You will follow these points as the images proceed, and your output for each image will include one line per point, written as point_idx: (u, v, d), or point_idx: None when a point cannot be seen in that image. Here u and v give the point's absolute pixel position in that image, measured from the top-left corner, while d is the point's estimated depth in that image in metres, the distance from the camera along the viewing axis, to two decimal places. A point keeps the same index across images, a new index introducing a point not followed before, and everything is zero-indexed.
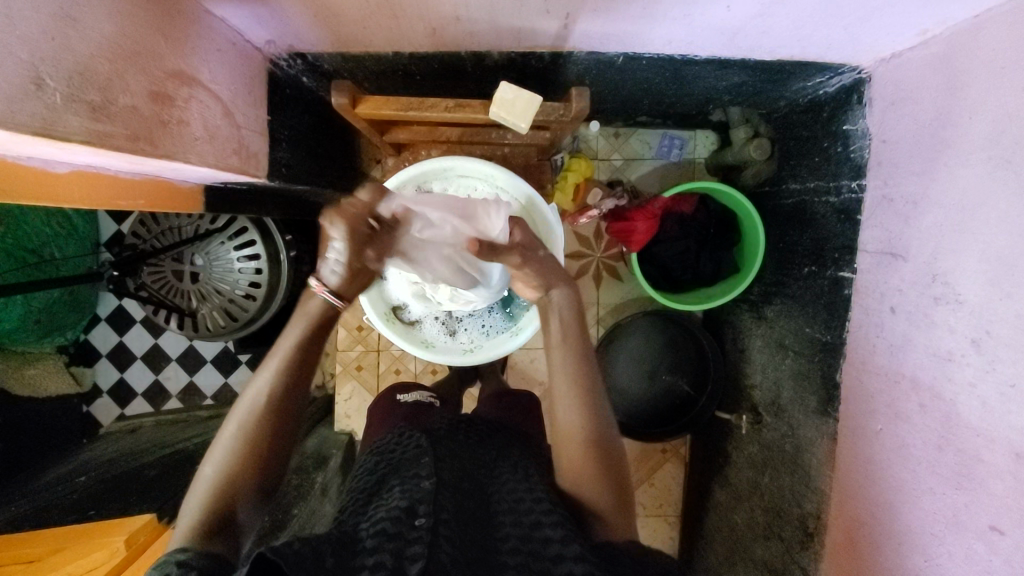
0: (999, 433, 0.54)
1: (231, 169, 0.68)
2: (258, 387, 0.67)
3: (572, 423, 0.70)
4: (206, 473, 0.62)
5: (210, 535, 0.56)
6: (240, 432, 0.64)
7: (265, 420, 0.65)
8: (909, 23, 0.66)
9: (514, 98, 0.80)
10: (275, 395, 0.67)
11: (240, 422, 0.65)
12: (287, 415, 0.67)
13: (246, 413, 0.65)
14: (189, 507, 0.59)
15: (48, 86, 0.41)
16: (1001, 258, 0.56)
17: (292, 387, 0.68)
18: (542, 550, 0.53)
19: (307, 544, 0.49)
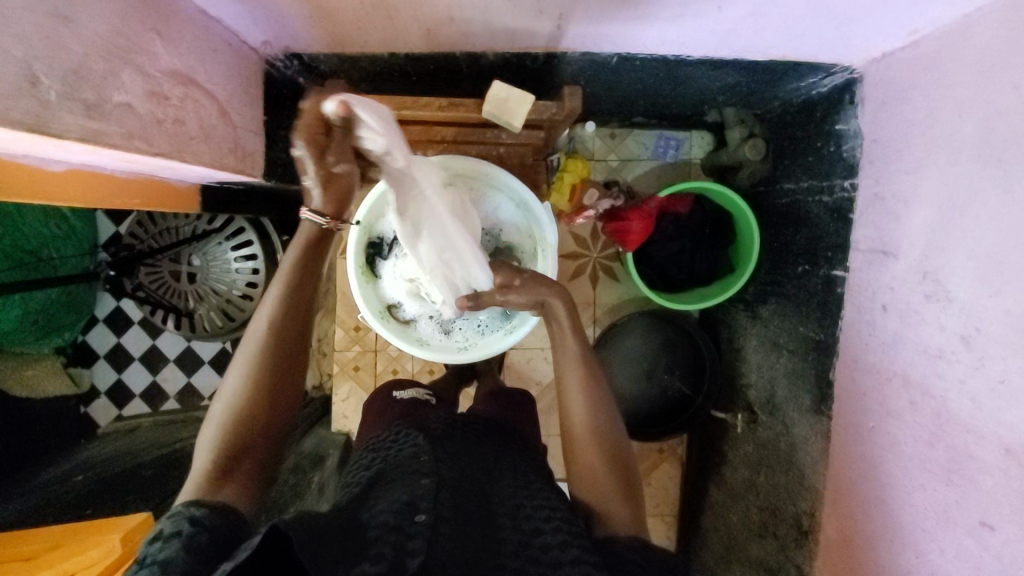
0: (989, 429, 0.55)
1: (226, 168, 0.69)
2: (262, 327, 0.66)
3: (582, 427, 0.74)
4: (214, 421, 0.62)
5: (222, 480, 0.57)
6: (244, 378, 0.64)
7: (267, 366, 0.64)
8: (899, 23, 0.66)
9: (506, 97, 0.81)
10: (277, 340, 0.65)
11: (246, 370, 0.64)
12: (289, 360, 0.66)
13: (249, 360, 0.64)
14: (200, 455, 0.60)
15: (42, 84, 0.41)
16: (990, 255, 0.56)
17: (291, 322, 0.67)
18: (541, 556, 0.54)
19: (307, 527, 0.48)
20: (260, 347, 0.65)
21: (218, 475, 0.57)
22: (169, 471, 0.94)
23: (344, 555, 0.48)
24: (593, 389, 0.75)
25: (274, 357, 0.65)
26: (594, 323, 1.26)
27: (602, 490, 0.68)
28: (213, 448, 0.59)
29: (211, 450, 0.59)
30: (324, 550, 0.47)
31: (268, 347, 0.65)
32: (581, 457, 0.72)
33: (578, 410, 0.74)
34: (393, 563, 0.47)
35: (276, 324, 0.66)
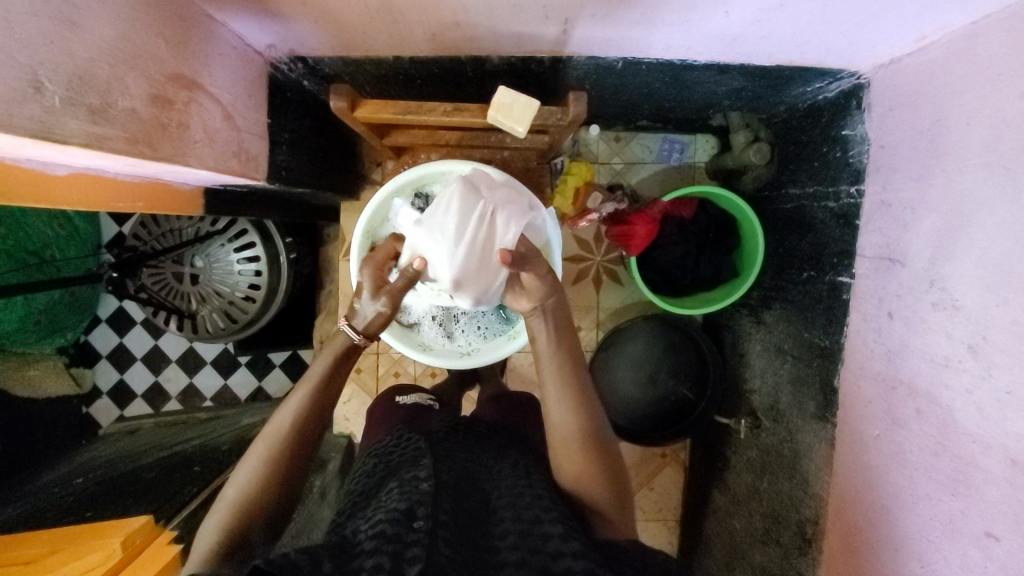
0: (995, 440, 0.54)
1: (231, 172, 0.69)
2: (287, 419, 0.69)
3: (567, 424, 0.72)
4: (222, 503, 0.62)
5: (228, 559, 0.57)
6: (257, 463, 0.65)
7: (283, 453, 0.66)
8: (907, 29, 0.66)
9: (512, 102, 0.79)
10: (295, 432, 0.68)
11: (260, 456, 0.66)
12: (304, 450, 0.68)
13: (265, 447, 0.66)
14: (203, 537, 0.60)
15: (45, 89, 0.41)
16: (998, 264, 0.56)
17: (316, 415, 0.71)
18: (542, 546, 0.53)
19: (304, 552, 0.49)
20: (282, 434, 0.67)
21: (221, 553, 0.57)
22: (169, 474, 0.94)
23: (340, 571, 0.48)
24: (578, 387, 0.74)
25: (291, 445, 0.67)
26: (597, 327, 1.26)
27: (591, 487, 0.67)
28: (219, 529, 0.60)
29: (216, 531, 0.59)
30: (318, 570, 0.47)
31: (286, 438, 0.67)
32: (567, 455, 0.70)
33: (562, 404, 0.73)
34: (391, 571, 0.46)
35: (298, 418, 0.69)
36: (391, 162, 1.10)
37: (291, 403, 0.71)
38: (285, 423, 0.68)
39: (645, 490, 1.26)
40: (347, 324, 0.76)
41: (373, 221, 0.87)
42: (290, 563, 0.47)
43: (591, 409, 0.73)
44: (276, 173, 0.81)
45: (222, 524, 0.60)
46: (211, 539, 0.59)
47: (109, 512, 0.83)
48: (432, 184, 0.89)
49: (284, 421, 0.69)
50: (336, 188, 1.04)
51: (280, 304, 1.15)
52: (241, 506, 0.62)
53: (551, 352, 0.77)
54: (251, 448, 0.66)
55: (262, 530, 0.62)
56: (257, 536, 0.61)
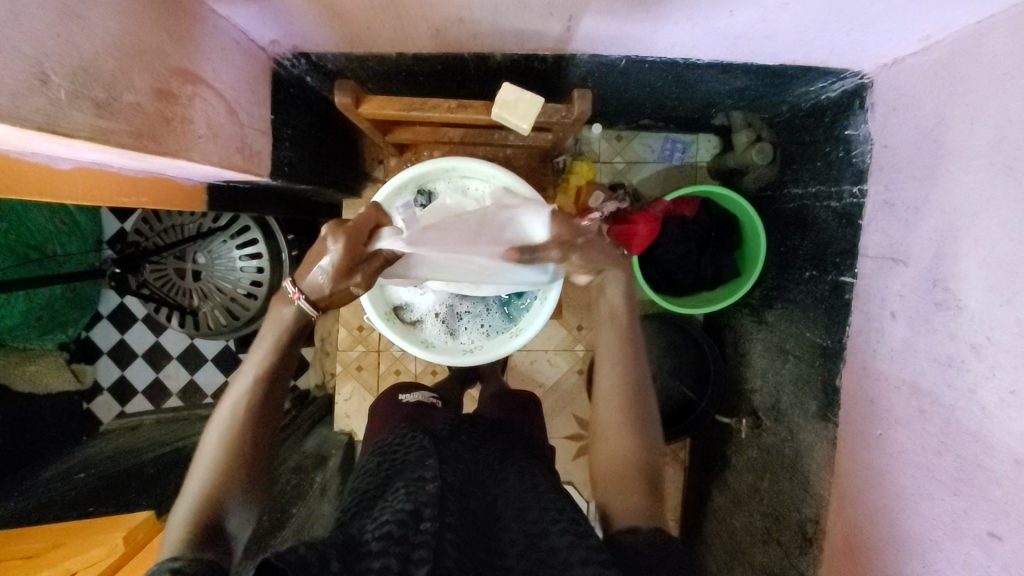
0: (998, 439, 0.54)
1: (234, 167, 0.69)
2: (241, 399, 0.67)
3: (609, 406, 0.71)
4: (190, 485, 0.62)
5: (198, 542, 0.57)
6: (219, 441, 0.64)
7: (243, 428, 0.65)
8: (911, 29, 0.66)
9: (517, 99, 0.79)
10: (255, 401, 0.67)
11: (222, 433, 0.65)
12: (264, 419, 0.67)
13: (226, 424, 0.65)
14: (176, 520, 0.60)
15: (51, 81, 0.41)
16: (1002, 263, 0.55)
17: (270, 390, 0.68)
18: (549, 558, 0.53)
19: (312, 549, 0.49)
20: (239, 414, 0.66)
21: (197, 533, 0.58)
22: (171, 469, 0.94)
23: (348, 572, 0.48)
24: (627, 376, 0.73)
25: (250, 416, 0.66)
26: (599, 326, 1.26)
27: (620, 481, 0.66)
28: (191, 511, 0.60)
29: (187, 514, 0.59)
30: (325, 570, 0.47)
31: (243, 411, 0.66)
32: (604, 439, 0.70)
33: (609, 386, 0.72)
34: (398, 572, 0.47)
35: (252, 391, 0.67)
36: (393, 160, 1.10)
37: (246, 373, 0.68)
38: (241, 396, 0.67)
39: None
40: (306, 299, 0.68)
41: None
42: (298, 560, 0.47)
43: (636, 396, 0.72)
44: (279, 169, 0.81)
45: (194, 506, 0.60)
46: (183, 521, 0.59)
47: (110, 507, 0.83)
48: (435, 182, 0.90)
49: (237, 402, 0.66)
50: (338, 185, 1.04)
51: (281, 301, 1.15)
52: (211, 485, 0.61)
53: (605, 335, 0.76)
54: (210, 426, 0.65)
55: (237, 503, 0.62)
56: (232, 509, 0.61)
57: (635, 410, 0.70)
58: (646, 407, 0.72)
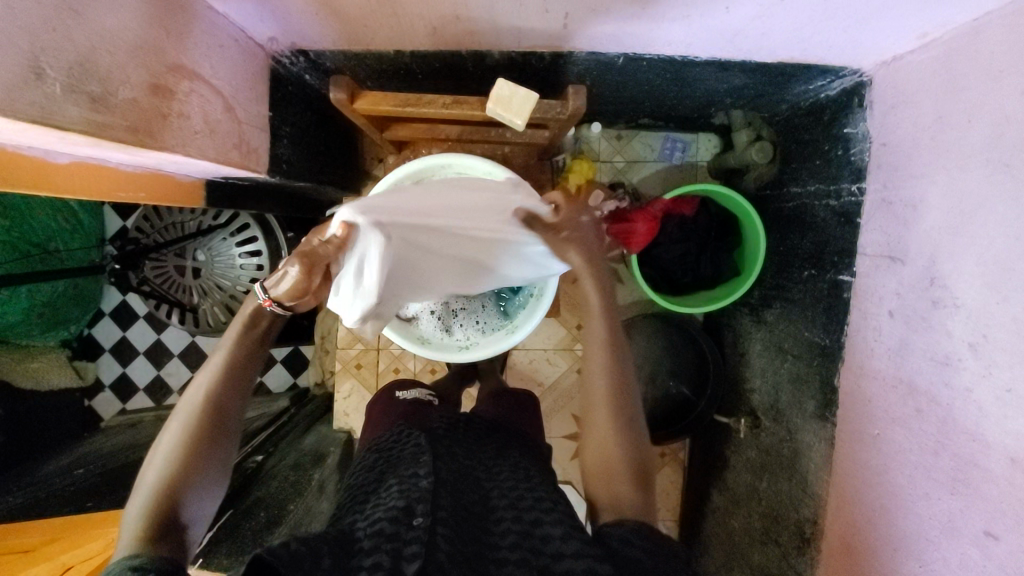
0: (995, 438, 0.54)
1: (231, 164, 0.69)
2: (198, 393, 0.64)
3: (598, 399, 0.71)
4: (146, 483, 0.60)
5: (156, 540, 0.56)
6: (177, 441, 0.62)
7: (203, 428, 0.63)
8: (908, 27, 0.66)
9: (511, 95, 0.79)
10: (212, 396, 0.64)
11: (180, 431, 0.62)
12: (226, 419, 0.65)
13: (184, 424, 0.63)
14: (129, 519, 0.58)
15: (47, 76, 0.42)
16: (999, 261, 0.55)
17: (231, 386, 0.65)
18: (542, 547, 0.53)
19: (304, 544, 0.49)
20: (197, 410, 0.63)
21: (152, 535, 0.56)
22: None
23: (339, 569, 0.48)
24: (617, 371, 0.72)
25: (211, 416, 0.64)
26: (598, 325, 1.26)
27: (610, 483, 0.66)
28: (142, 510, 0.58)
29: (140, 515, 0.57)
30: (317, 566, 0.47)
31: (205, 411, 0.63)
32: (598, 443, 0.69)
33: (600, 388, 0.71)
34: (390, 569, 0.47)
35: (213, 393, 0.64)
36: (392, 158, 1.11)
37: (206, 372, 0.65)
38: (200, 397, 0.64)
39: None
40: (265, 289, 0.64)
41: None
42: (292, 555, 0.47)
43: (624, 392, 0.71)
44: (277, 167, 0.82)
45: (146, 505, 0.58)
46: (137, 520, 0.57)
47: (108, 503, 0.84)
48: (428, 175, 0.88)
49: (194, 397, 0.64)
50: (337, 183, 1.04)
51: None
52: (165, 485, 0.59)
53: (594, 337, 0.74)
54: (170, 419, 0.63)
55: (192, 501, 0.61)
56: (188, 509, 0.60)
57: (624, 406, 0.70)
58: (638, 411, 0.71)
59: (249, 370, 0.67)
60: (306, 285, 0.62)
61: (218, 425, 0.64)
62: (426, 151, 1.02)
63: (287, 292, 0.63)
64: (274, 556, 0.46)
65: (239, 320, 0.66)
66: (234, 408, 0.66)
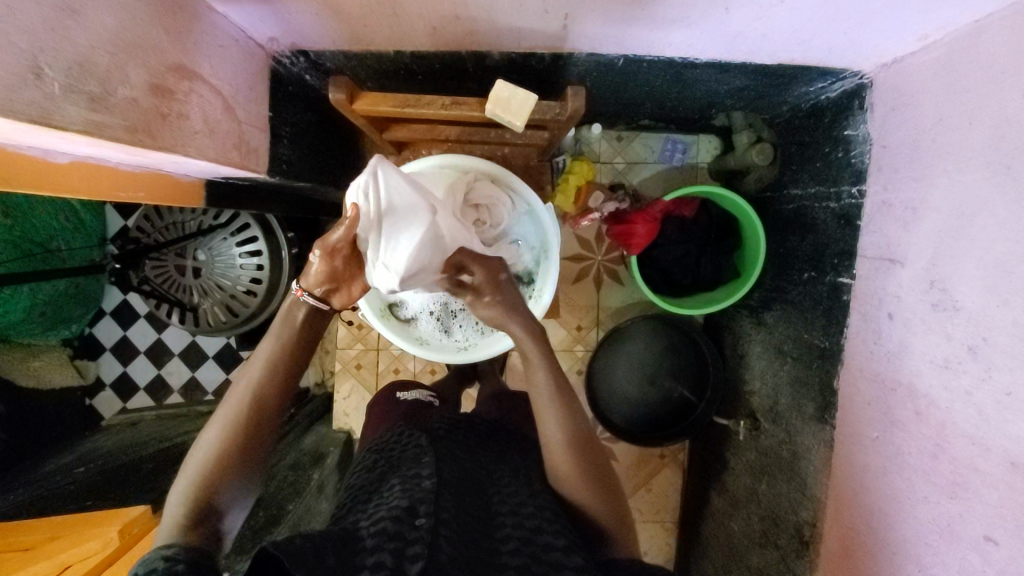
0: (996, 442, 0.54)
1: (231, 164, 0.69)
2: (248, 389, 0.66)
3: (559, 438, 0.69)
4: (188, 470, 0.62)
5: (190, 530, 0.58)
6: (219, 433, 0.63)
7: (243, 423, 0.64)
8: (908, 29, 0.65)
9: (510, 96, 0.79)
10: (261, 392, 0.66)
11: (224, 423, 0.64)
12: (268, 415, 0.66)
13: (226, 416, 0.64)
14: (170, 507, 0.60)
15: (46, 75, 0.42)
16: (999, 263, 0.55)
17: (279, 385, 0.68)
18: (542, 555, 0.54)
19: (308, 541, 0.49)
20: (245, 403, 0.65)
21: (189, 523, 0.58)
22: (169, 465, 0.94)
23: (341, 568, 0.48)
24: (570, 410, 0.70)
25: (252, 412, 0.65)
26: (598, 326, 1.26)
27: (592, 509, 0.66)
28: (182, 498, 0.60)
29: (180, 502, 0.60)
30: (320, 565, 0.47)
31: (246, 407, 0.65)
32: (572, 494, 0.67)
33: (561, 446, 0.68)
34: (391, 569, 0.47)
35: (257, 390, 0.66)
36: (392, 158, 1.11)
37: (253, 369, 0.67)
38: (244, 393, 0.66)
39: (644, 491, 1.25)
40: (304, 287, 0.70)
41: None
42: (298, 550, 0.47)
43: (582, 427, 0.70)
44: (277, 167, 0.82)
45: (186, 494, 0.60)
46: (178, 504, 0.59)
47: (107, 502, 0.84)
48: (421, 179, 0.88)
49: (244, 391, 0.66)
50: (337, 183, 1.04)
51: (280, 299, 1.16)
52: (203, 476, 0.61)
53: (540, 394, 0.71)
54: (220, 409, 0.65)
55: (229, 496, 0.62)
56: (226, 502, 0.62)
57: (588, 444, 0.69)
58: (601, 450, 0.70)
59: (290, 369, 0.69)
60: (332, 267, 0.68)
61: (258, 422, 0.65)
62: (426, 151, 1.02)
63: (317, 278, 0.69)
64: (280, 549, 0.46)
65: (278, 319, 0.70)
66: (273, 406, 0.67)
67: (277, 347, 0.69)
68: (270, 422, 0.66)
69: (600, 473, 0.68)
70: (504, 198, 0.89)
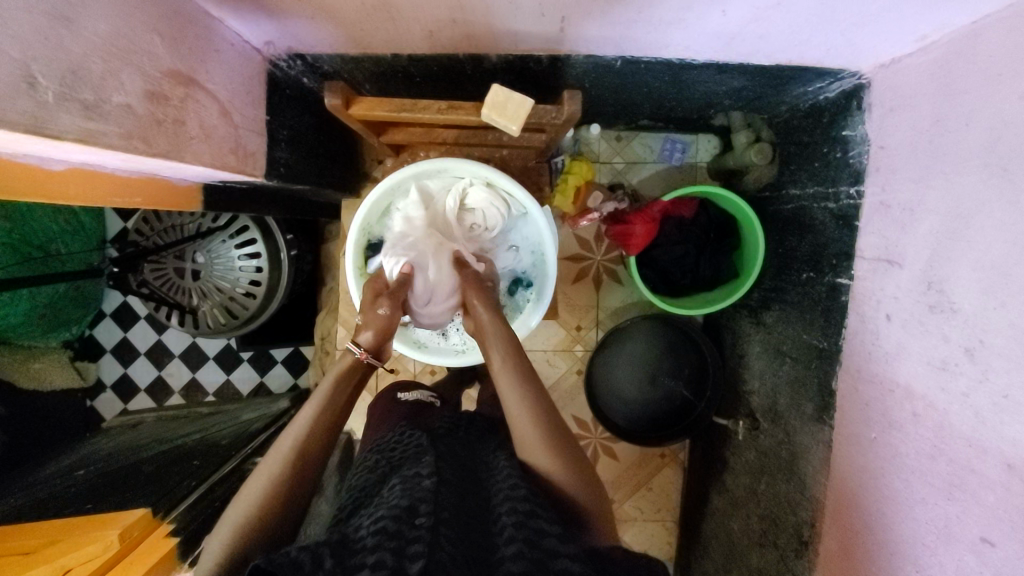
0: (992, 444, 0.54)
1: (228, 168, 0.69)
2: (289, 443, 0.67)
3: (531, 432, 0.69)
4: (227, 521, 0.61)
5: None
6: (265, 480, 0.64)
7: (288, 470, 0.65)
8: (907, 29, 0.65)
9: (505, 99, 0.79)
10: (305, 449, 0.67)
11: (269, 474, 0.64)
12: (312, 465, 0.67)
13: (270, 465, 0.65)
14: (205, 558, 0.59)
15: (39, 85, 0.42)
16: (996, 266, 0.55)
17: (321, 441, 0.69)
18: (539, 541, 0.52)
19: (304, 550, 0.50)
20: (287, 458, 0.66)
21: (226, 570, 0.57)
22: (169, 467, 0.95)
23: (343, 570, 0.48)
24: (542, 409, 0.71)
25: (298, 463, 0.66)
26: (597, 326, 1.26)
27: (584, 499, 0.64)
28: (221, 545, 0.59)
29: (219, 547, 0.59)
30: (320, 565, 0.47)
31: (294, 456, 0.66)
32: (541, 472, 0.66)
33: (532, 434, 0.69)
34: (394, 568, 0.47)
35: (301, 439, 0.68)
36: (390, 159, 1.11)
37: (298, 426, 0.69)
38: (292, 444, 0.67)
39: (645, 491, 1.26)
40: (351, 342, 0.77)
41: (366, 219, 0.91)
42: (291, 562, 0.48)
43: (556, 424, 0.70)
44: (274, 170, 0.82)
45: (229, 539, 0.59)
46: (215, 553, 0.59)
47: (107, 503, 0.84)
48: (417, 179, 0.90)
49: (287, 445, 0.67)
50: (336, 185, 1.04)
51: (280, 302, 1.16)
52: (241, 525, 0.60)
53: (502, 377, 0.75)
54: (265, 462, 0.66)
55: (276, 540, 0.62)
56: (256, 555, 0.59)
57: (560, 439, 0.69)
58: (570, 435, 0.70)
59: (334, 426, 0.71)
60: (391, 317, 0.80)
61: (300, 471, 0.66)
62: (424, 154, 1.02)
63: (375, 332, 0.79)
64: (272, 564, 0.47)
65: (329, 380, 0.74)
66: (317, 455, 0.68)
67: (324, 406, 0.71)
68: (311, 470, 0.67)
69: (568, 453, 0.68)
70: (497, 206, 0.89)
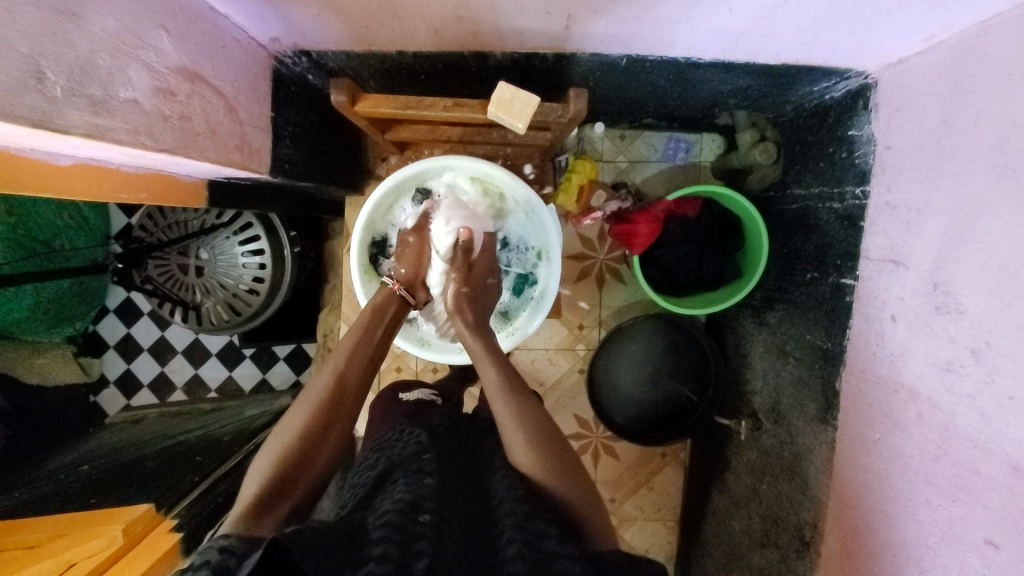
0: (997, 445, 0.54)
1: (233, 165, 0.69)
2: (324, 379, 0.72)
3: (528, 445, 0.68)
4: (261, 463, 0.65)
5: (257, 518, 0.59)
6: (304, 412, 0.69)
7: (319, 417, 0.68)
8: (915, 29, 0.65)
9: (511, 98, 0.79)
10: (338, 390, 0.71)
11: (307, 409, 0.69)
12: (346, 399, 0.72)
13: (310, 398, 0.70)
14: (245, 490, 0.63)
15: (48, 80, 0.42)
16: (1002, 267, 0.54)
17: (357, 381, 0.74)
18: (539, 541, 0.52)
19: (315, 533, 0.49)
20: (320, 401, 0.70)
21: (257, 505, 0.61)
22: (172, 463, 0.95)
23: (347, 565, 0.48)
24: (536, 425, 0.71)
25: (332, 402, 0.70)
26: (600, 325, 1.25)
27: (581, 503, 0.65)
28: (257, 487, 0.62)
29: (257, 483, 0.63)
30: (325, 559, 0.47)
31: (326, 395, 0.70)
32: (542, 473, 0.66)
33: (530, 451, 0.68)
34: (399, 564, 0.46)
35: (339, 375, 0.73)
36: (395, 157, 1.11)
37: (332, 361, 0.74)
38: (325, 382, 0.72)
39: (646, 489, 1.25)
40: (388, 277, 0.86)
41: (372, 217, 0.91)
42: (305, 541, 0.47)
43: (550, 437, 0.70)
44: (279, 166, 0.82)
45: (260, 482, 0.63)
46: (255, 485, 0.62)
47: (110, 498, 0.84)
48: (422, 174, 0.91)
49: (322, 385, 0.71)
50: (340, 182, 1.05)
51: (283, 299, 1.16)
52: (277, 463, 0.64)
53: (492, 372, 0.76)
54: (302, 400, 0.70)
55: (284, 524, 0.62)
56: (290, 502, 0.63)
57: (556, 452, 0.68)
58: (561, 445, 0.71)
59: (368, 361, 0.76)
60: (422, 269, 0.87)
61: (332, 412, 0.70)
62: (428, 151, 1.03)
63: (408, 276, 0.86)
64: (290, 541, 0.46)
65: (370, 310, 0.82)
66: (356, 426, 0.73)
67: (359, 341, 0.77)
68: (349, 440, 0.72)
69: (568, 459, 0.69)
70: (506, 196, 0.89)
